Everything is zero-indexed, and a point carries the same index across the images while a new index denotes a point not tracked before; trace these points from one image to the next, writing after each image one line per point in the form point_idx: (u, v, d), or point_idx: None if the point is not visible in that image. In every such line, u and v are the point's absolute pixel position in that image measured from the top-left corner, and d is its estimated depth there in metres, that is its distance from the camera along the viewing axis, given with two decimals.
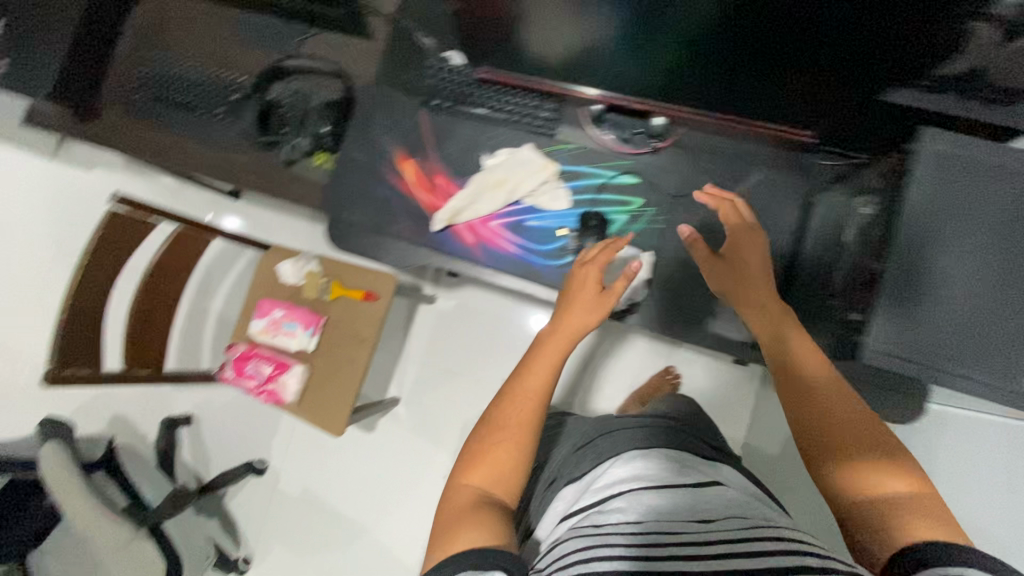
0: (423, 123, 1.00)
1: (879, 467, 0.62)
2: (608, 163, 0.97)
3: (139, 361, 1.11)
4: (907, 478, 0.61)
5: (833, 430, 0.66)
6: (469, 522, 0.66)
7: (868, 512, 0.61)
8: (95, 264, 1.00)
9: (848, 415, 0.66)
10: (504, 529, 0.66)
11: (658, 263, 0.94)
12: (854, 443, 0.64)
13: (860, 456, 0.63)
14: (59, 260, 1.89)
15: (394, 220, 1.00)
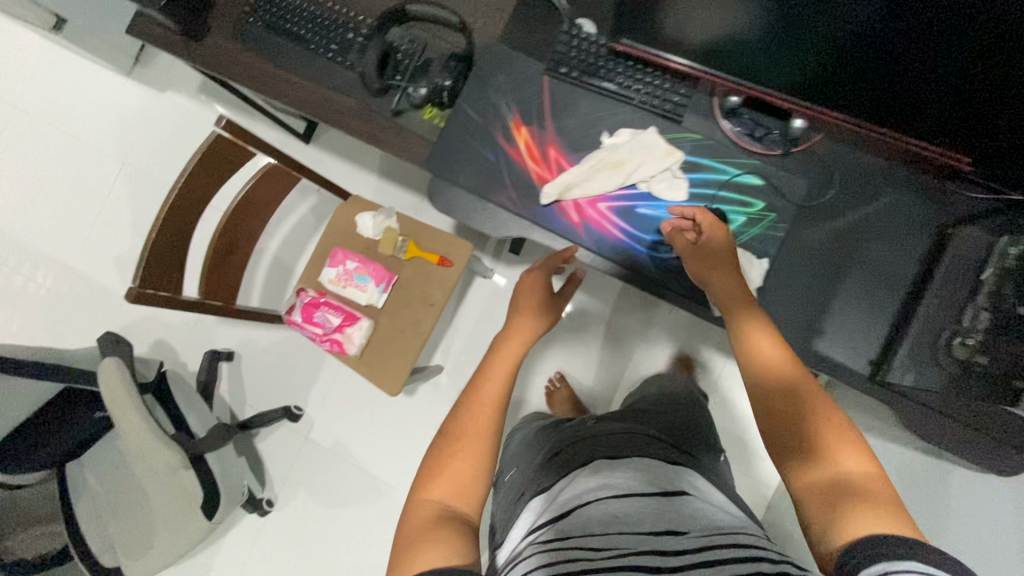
0: (545, 90, 0.96)
1: (837, 452, 0.63)
2: (735, 160, 0.92)
3: (213, 291, 1.10)
4: (859, 461, 0.62)
5: (801, 433, 0.66)
6: (424, 538, 0.71)
7: (819, 498, 0.61)
8: (190, 187, 0.97)
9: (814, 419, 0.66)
10: (453, 544, 0.70)
11: (772, 273, 0.90)
12: (817, 447, 0.64)
13: (815, 442, 0.64)
14: (125, 178, 1.89)
15: (498, 187, 0.96)
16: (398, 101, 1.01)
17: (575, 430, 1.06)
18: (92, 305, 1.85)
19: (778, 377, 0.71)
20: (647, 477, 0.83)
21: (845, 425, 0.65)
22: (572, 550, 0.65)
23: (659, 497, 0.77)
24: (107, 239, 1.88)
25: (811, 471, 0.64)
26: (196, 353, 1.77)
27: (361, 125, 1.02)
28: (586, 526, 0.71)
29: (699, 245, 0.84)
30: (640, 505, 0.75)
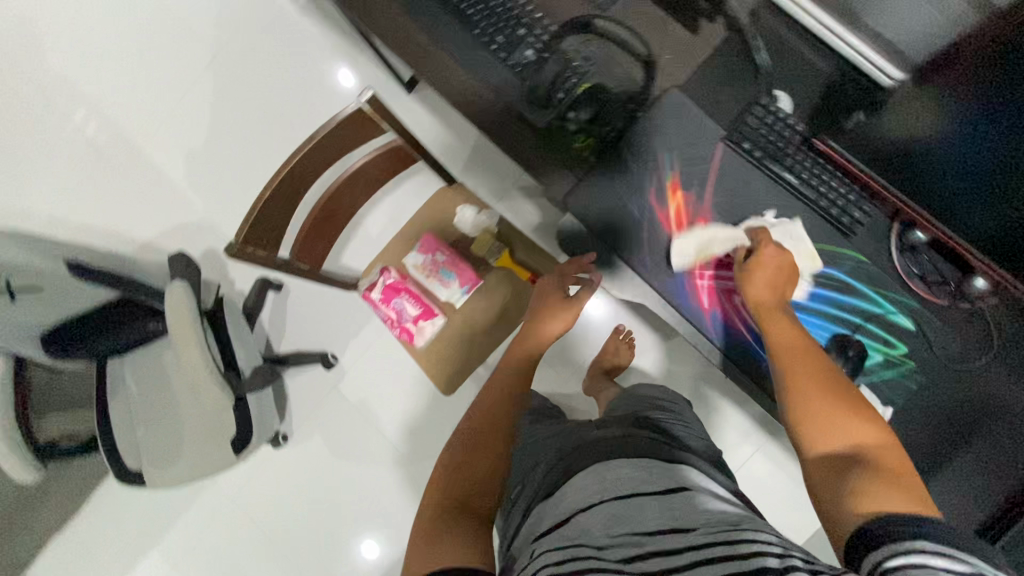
0: (716, 159, 0.87)
1: (846, 425, 0.68)
2: (892, 295, 0.85)
3: (304, 254, 1.06)
4: (872, 435, 0.67)
5: (822, 426, 0.69)
6: (431, 532, 0.73)
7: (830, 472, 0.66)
8: (314, 152, 0.91)
9: (832, 410, 0.70)
10: (463, 539, 0.71)
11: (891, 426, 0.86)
12: (834, 434, 0.68)
13: (825, 415, 0.70)
14: (211, 72, 1.79)
15: (634, 247, 0.90)
16: (551, 118, 0.92)
17: (581, 437, 1.01)
18: (152, 193, 1.81)
19: (796, 363, 0.76)
20: (654, 473, 0.82)
21: (855, 399, 0.71)
22: (579, 547, 0.68)
23: (660, 495, 0.76)
24: (181, 130, 1.81)
25: (826, 444, 0.69)
26: (247, 273, 1.75)
27: (506, 133, 0.93)
28: (591, 532, 0.72)
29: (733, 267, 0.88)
30: (633, 496, 0.77)
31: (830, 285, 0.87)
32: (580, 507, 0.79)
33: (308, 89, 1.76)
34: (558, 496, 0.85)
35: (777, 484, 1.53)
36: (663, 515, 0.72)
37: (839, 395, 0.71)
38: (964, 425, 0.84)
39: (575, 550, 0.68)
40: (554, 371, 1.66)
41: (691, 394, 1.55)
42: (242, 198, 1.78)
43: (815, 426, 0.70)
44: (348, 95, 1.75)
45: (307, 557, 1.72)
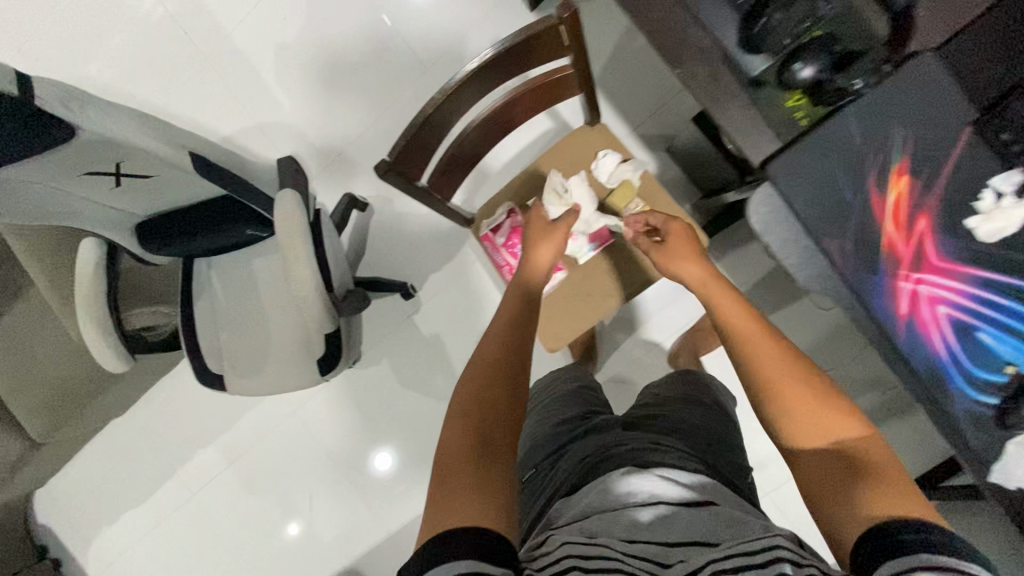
0: (958, 147, 0.76)
1: (818, 415, 0.67)
2: None
3: (441, 185, 0.98)
4: (847, 428, 0.66)
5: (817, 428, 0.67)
6: (445, 482, 0.62)
7: (822, 473, 0.63)
8: (486, 67, 0.80)
9: (818, 412, 0.67)
10: (486, 491, 0.60)
11: None
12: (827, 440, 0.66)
13: (796, 408, 0.68)
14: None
15: (835, 231, 0.78)
16: (764, 67, 0.78)
17: (596, 438, 0.87)
18: (238, 81, 1.68)
19: (757, 345, 0.75)
20: (673, 479, 0.70)
21: (827, 389, 0.69)
22: (599, 548, 0.57)
23: (682, 508, 0.65)
24: (275, 18, 1.66)
25: (808, 439, 0.67)
26: (332, 187, 1.66)
27: (705, 77, 0.80)
28: (609, 530, 0.61)
29: (668, 244, 0.96)
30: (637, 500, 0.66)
31: None
32: (596, 509, 0.66)
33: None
34: (577, 498, 0.72)
35: None
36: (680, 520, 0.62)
37: (810, 386, 0.70)
38: None
39: (598, 542, 0.58)
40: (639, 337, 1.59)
41: None
42: (332, 104, 1.65)
43: (793, 420, 0.68)
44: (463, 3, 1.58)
45: (359, 476, 1.73)
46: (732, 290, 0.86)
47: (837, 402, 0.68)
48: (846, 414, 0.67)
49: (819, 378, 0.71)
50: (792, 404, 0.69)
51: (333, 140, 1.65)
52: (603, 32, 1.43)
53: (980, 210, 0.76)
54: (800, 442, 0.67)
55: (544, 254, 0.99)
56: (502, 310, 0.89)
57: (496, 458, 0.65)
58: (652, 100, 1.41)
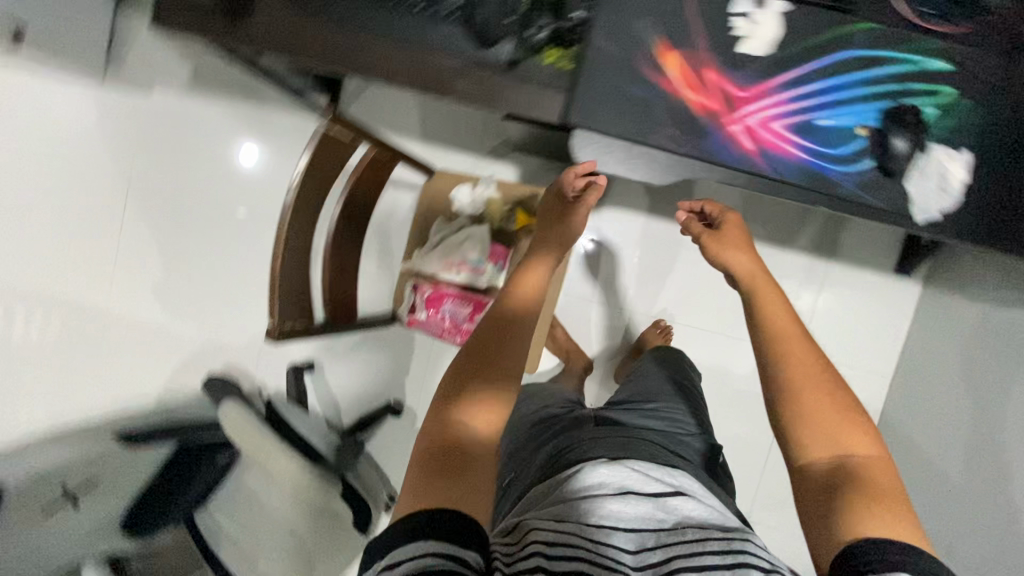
0: (689, 6, 0.83)
1: (833, 428, 0.65)
2: (915, 47, 0.82)
3: (338, 310, 0.99)
4: (856, 442, 0.64)
5: (820, 426, 0.65)
6: (427, 467, 0.57)
7: (818, 485, 0.62)
8: (301, 196, 0.84)
9: (825, 402, 0.66)
10: (477, 489, 0.56)
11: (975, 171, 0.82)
12: (837, 437, 0.64)
13: (813, 416, 0.65)
14: (131, 198, 1.68)
15: (655, 128, 0.84)
16: (511, 49, 0.86)
17: (570, 440, 0.97)
18: (136, 343, 1.70)
19: (792, 352, 0.69)
20: (644, 474, 0.81)
21: (846, 400, 0.66)
22: (567, 534, 0.66)
23: (650, 497, 0.76)
24: (136, 270, 1.70)
25: (815, 447, 0.64)
26: (275, 369, 1.67)
27: (476, 90, 0.88)
28: (579, 515, 0.71)
29: (722, 233, 0.88)
30: (610, 491, 0.76)
31: (856, 68, 0.82)
32: (564, 499, 0.76)
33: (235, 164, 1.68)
34: (554, 491, 0.80)
35: (855, 301, 1.55)
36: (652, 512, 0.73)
37: (830, 382, 0.67)
38: None
39: (563, 528, 0.67)
40: (606, 305, 1.61)
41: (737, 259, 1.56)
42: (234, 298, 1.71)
43: (808, 427, 0.65)
44: (278, 152, 1.67)
45: None
46: (771, 281, 0.79)
47: (854, 413, 0.65)
48: (858, 430, 0.64)
49: (842, 393, 0.67)
50: (805, 398, 0.66)
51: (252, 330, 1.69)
52: (397, 99, 1.53)
53: (742, 37, 0.82)
54: (804, 450, 0.65)
55: (554, 235, 0.86)
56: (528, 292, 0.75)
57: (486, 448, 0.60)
58: (473, 123, 1.51)
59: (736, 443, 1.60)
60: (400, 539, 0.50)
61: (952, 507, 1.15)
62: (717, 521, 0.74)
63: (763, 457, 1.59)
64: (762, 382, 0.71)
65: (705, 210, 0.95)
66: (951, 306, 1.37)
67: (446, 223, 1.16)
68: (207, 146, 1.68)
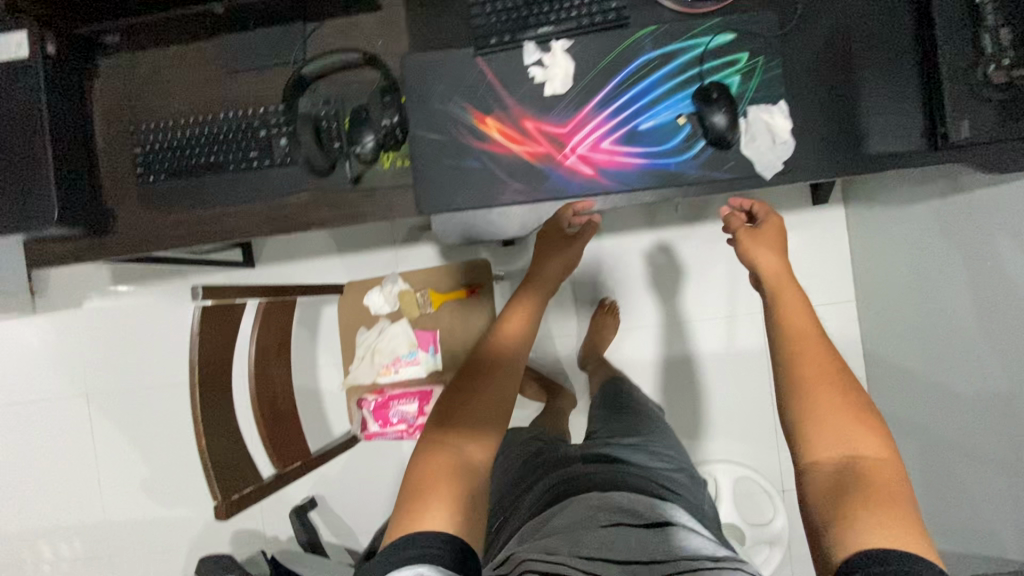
0: (487, 73, 0.88)
1: (849, 425, 0.68)
2: (696, 31, 0.87)
3: (288, 456, 0.99)
4: (867, 441, 0.67)
5: (829, 427, 0.69)
6: (447, 483, 0.66)
7: (826, 479, 0.65)
8: (206, 375, 0.87)
9: (833, 400, 0.71)
10: (471, 502, 0.66)
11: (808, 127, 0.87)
12: (849, 435, 0.68)
13: (830, 415, 0.70)
14: (94, 406, 1.69)
15: (500, 189, 0.89)
16: (350, 167, 0.92)
17: (560, 473, 0.96)
18: (141, 545, 1.68)
19: (805, 345, 0.77)
20: (635, 505, 0.82)
21: (859, 399, 0.71)
22: (560, 567, 0.69)
23: (643, 528, 0.77)
24: (118, 475, 1.69)
25: (824, 447, 0.68)
26: (282, 518, 1.65)
27: (331, 214, 0.93)
28: (572, 547, 0.73)
29: (761, 231, 0.93)
30: (601, 523, 0.78)
31: (654, 68, 0.87)
32: (557, 530, 0.79)
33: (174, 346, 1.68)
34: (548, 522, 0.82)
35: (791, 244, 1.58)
36: (645, 546, 0.74)
37: (841, 373, 0.73)
38: (837, 64, 0.87)
39: (554, 561, 0.70)
40: (566, 336, 1.62)
41: (669, 248, 1.59)
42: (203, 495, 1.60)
43: (822, 424, 0.69)
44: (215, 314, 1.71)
45: None
46: (794, 284, 0.86)
47: (867, 413, 0.69)
48: (871, 431, 0.68)
49: (854, 390, 0.72)
50: (819, 399, 0.71)
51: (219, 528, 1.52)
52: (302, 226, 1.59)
53: (541, 82, 0.88)
54: (814, 449, 0.68)
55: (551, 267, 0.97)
56: (521, 330, 0.86)
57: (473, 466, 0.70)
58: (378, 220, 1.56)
59: (739, 415, 1.58)
60: (428, 550, 0.58)
61: (951, 416, 1.14)
62: (705, 546, 0.75)
63: (772, 420, 1.55)
64: (779, 384, 0.76)
65: (753, 207, 0.98)
66: (874, 220, 1.40)
67: (368, 329, 1.16)
68: (142, 337, 1.69)
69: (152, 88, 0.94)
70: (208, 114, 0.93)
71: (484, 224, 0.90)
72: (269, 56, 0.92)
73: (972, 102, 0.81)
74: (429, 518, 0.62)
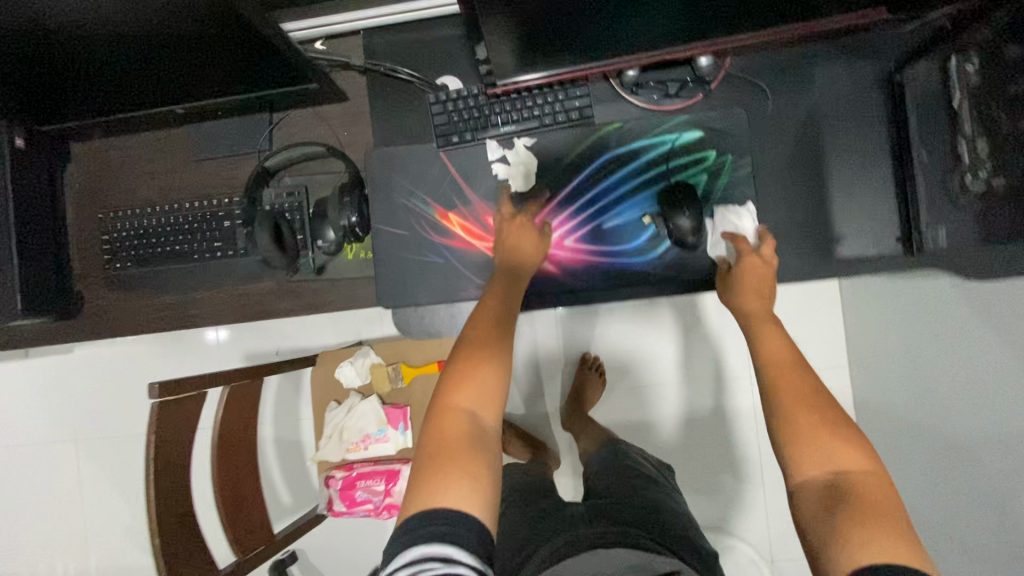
0: (452, 167, 0.88)
1: (819, 441, 0.57)
2: (664, 128, 0.85)
3: (249, 542, 0.99)
4: (852, 459, 0.56)
5: (806, 443, 0.58)
6: (467, 458, 0.56)
7: (814, 498, 0.55)
8: (162, 468, 0.87)
9: (806, 419, 0.60)
10: (490, 479, 0.56)
11: (774, 227, 0.85)
12: (828, 447, 0.57)
13: (801, 430, 0.59)
14: (79, 453, 1.68)
15: (462, 283, 0.89)
16: (314, 258, 0.90)
17: (561, 534, 0.81)
18: None
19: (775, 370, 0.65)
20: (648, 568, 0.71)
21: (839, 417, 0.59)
22: None
23: None
24: (101, 521, 1.69)
25: (808, 466, 0.57)
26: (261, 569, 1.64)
27: (294, 303, 0.93)
28: None
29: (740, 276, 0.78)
30: None
31: (621, 163, 0.86)
32: None
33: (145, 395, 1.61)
34: None
35: None
36: None
37: (809, 387, 0.63)
38: (808, 163, 0.85)
39: None
40: None
41: None
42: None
43: (792, 442, 0.59)
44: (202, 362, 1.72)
45: None
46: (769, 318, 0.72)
47: (841, 428, 0.58)
48: (848, 444, 0.57)
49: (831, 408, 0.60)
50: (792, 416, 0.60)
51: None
52: None
53: (505, 178, 0.87)
54: (796, 470, 0.58)
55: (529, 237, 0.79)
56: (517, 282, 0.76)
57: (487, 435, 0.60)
58: None
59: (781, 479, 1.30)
60: (458, 536, 0.51)
61: None
62: None
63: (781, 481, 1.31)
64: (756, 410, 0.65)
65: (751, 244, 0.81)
66: None
67: (338, 404, 1.14)
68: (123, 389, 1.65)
69: (125, 177, 0.95)
70: (175, 203, 0.92)
71: (444, 319, 0.90)
72: (235, 144, 0.91)
73: (948, 209, 0.75)
74: (460, 500, 0.53)
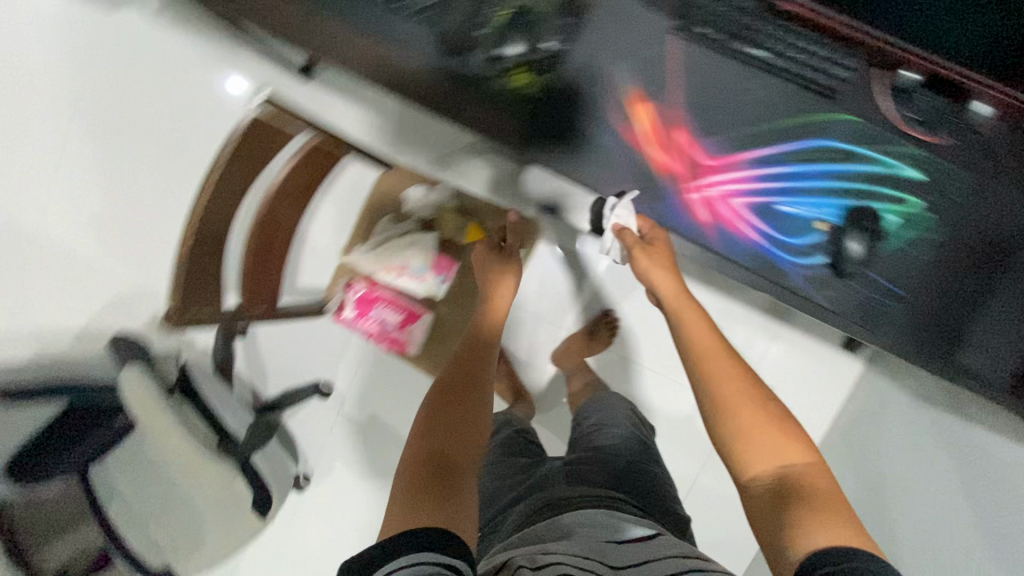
0: (672, 57, 0.78)
1: (763, 439, 0.63)
2: (894, 147, 0.78)
3: (255, 299, 0.94)
4: (796, 452, 0.61)
5: (745, 437, 0.64)
6: (429, 484, 0.58)
7: (765, 493, 0.59)
8: (223, 182, 0.77)
9: (748, 414, 0.65)
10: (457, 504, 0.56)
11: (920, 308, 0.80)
12: (766, 442, 0.62)
13: (747, 431, 0.64)
14: None
15: (615, 179, 0.83)
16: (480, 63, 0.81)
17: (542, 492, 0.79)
18: None
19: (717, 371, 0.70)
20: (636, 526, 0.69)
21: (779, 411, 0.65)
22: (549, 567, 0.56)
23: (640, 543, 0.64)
24: None
25: (755, 462, 0.62)
26: None
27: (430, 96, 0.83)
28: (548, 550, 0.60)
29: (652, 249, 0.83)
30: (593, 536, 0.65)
31: (831, 158, 0.79)
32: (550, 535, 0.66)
33: (127, 73, 1.24)
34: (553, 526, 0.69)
35: None
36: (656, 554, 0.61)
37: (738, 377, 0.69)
38: (988, 260, 0.78)
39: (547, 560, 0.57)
40: None
41: None
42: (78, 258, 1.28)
43: (739, 438, 0.64)
44: None
45: None
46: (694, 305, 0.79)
47: (782, 418, 0.64)
48: (791, 438, 0.62)
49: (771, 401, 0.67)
50: (738, 415, 0.65)
51: (83, 285, 1.29)
52: None
53: (720, 103, 0.79)
54: (744, 465, 0.63)
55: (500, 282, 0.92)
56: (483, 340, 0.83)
57: (455, 463, 0.62)
58: None
59: None
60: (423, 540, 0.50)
61: None
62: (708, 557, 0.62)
63: None
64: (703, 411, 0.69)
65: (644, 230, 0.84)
66: None
67: (396, 221, 1.09)
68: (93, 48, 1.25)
69: None
70: None
71: None
72: None
73: None
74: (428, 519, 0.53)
